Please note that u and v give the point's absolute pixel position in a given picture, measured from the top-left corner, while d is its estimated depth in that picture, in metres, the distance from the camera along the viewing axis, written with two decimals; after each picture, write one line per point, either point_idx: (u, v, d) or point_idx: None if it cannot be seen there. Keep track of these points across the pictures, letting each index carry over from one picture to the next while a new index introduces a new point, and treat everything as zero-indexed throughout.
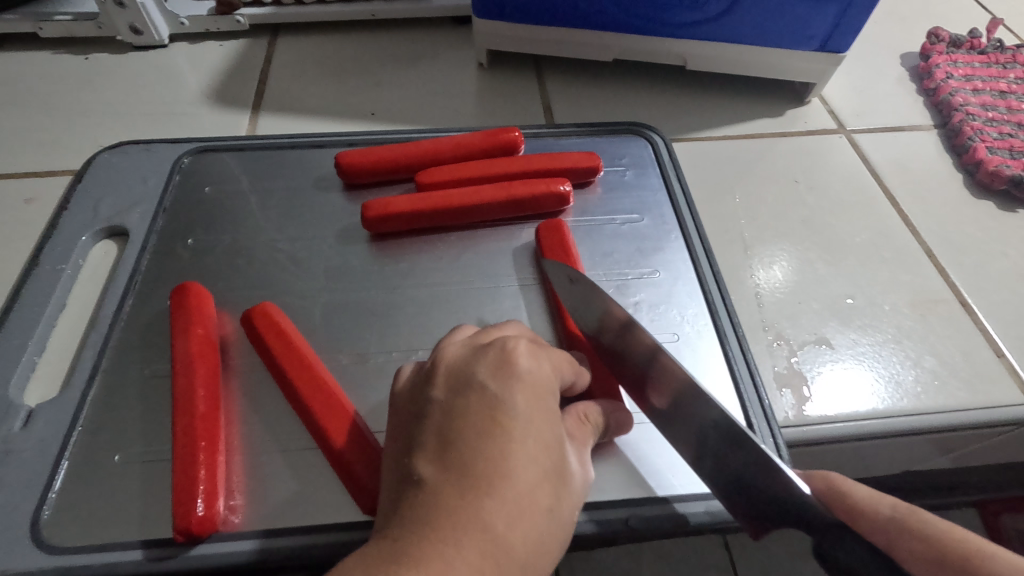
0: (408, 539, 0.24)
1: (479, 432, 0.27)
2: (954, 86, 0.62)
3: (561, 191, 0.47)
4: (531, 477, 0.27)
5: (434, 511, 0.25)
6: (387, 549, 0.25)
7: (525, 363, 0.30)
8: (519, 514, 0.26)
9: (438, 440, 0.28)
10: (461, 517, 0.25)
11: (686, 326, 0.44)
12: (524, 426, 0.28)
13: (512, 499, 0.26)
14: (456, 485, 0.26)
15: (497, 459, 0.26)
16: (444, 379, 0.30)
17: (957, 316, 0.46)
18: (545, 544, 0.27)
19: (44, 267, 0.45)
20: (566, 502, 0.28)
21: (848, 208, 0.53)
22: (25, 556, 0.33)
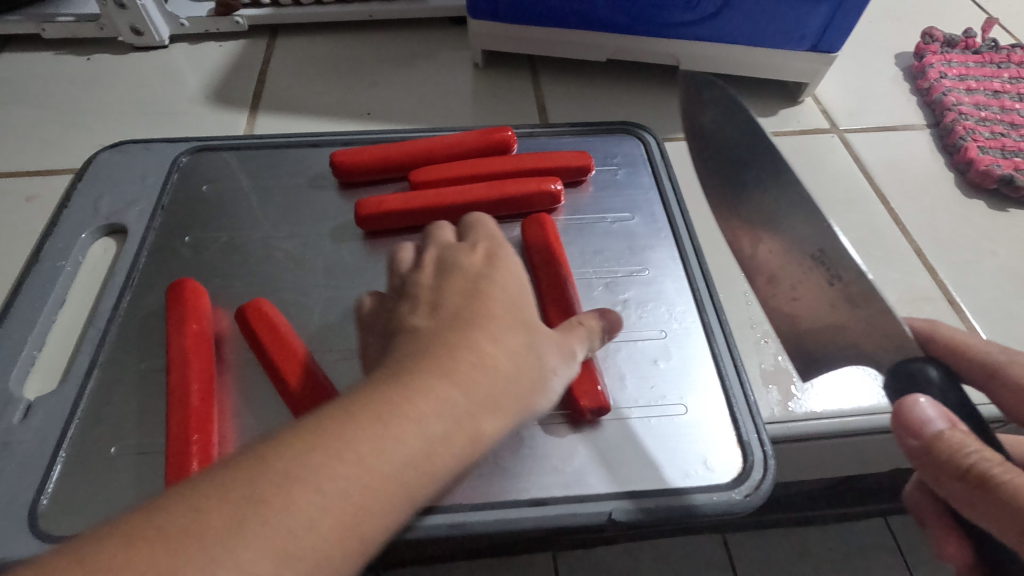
0: (403, 360, 0.28)
1: (433, 303, 0.32)
2: (948, 86, 0.62)
3: (552, 189, 0.48)
4: (482, 318, 0.30)
5: (396, 358, 0.28)
6: (357, 389, 0.27)
7: (476, 259, 0.35)
8: (498, 336, 0.30)
9: (427, 302, 0.33)
10: (420, 354, 0.28)
11: (674, 323, 0.44)
12: (498, 290, 0.33)
13: (489, 329, 0.30)
14: (442, 323, 0.30)
15: (475, 306, 0.31)
16: (405, 292, 0.35)
17: (944, 313, 0.46)
18: (509, 367, 0.29)
19: (45, 263, 0.46)
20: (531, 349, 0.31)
21: (838, 206, 0.54)
22: (24, 544, 0.34)
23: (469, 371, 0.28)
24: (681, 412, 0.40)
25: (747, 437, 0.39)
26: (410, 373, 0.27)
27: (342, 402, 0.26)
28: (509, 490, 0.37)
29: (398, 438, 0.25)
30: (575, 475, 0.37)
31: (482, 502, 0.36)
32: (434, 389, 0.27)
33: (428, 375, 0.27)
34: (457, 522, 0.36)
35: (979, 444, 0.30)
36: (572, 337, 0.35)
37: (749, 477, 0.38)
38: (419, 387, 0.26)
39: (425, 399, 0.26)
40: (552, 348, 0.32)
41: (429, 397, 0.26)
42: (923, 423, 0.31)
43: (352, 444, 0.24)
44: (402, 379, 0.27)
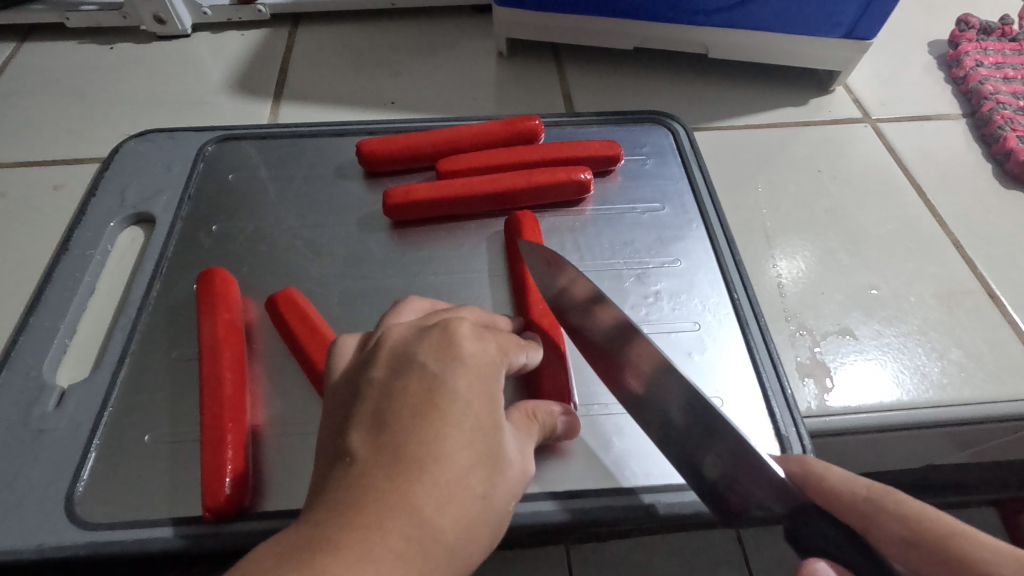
0: (330, 531, 0.23)
1: (416, 415, 0.26)
2: (984, 74, 0.60)
3: (581, 178, 0.47)
4: (463, 462, 0.25)
5: (360, 499, 0.24)
6: (308, 538, 0.23)
7: (474, 350, 0.28)
8: (448, 494, 0.25)
9: (375, 417, 0.26)
10: (388, 506, 0.24)
11: (707, 315, 0.43)
12: (464, 413, 0.26)
13: (443, 486, 0.25)
14: (381, 472, 0.24)
15: (431, 446, 0.25)
16: (386, 359, 0.28)
17: (983, 307, 0.45)
18: (477, 523, 0.26)
19: (74, 252, 0.46)
20: (502, 488, 0.27)
21: (873, 198, 0.52)
22: (59, 531, 0.34)
23: (408, 559, 0.23)
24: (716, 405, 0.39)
25: (784, 431, 0.38)
26: (333, 565, 0.22)
27: (289, 566, 0.22)
28: (545, 481, 0.37)
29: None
30: (611, 467, 0.37)
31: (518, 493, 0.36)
32: (406, 552, 0.23)
33: (352, 569, 0.22)
34: None
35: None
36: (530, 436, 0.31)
37: None
38: None
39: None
40: (509, 490, 0.28)
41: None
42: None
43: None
44: (325, 571, 0.22)
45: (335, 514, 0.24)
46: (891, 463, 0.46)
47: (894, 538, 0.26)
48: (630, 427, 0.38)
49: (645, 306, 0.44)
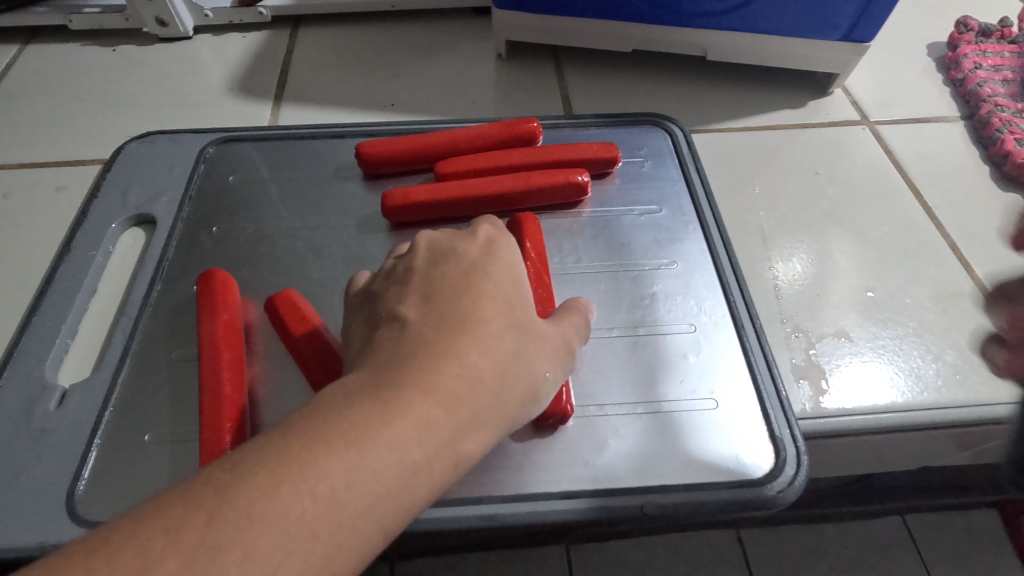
0: (386, 368, 0.29)
1: (455, 287, 0.34)
2: (983, 76, 0.60)
3: (579, 181, 0.48)
4: (491, 310, 0.33)
5: (410, 343, 0.30)
6: (372, 375, 0.29)
7: (500, 246, 0.38)
8: (486, 348, 0.31)
9: (420, 294, 0.34)
10: (434, 348, 0.30)
11: (703, 317, 0.44)
12: (494, 280, 0.35)
13: (481, 337, 0.31)
14: (434, 327, 0.31)
15: (470, 306, 0.32)
16: (425, 251, 0.37)
17: (978, 309, 0.45)
18: (511, 376, 0.31)
19: (76, 253, 0.47)
20: (534, 353, 0.33)
21: (869, 199, 0.53)
22: (60, 529, 0.34)
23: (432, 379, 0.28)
24: (712, 407, 0.39)
25: (778, 432, 0.38)
26: (359, 405, 0.27)
27: (361, 389, 0.28)
28: (539, 482, 0.37)
29: (344, 475, 0.25)
30: (606, 468, 0.37)
31: (512, 494, 0.36)
32: (434, 395, 0.28)
33: (408, 389, 0.28)
34: (489, 513, 0.36)
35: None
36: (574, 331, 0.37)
37: (782, 473, 0.37)
38: (405, 403, 0.27)
39: (386, 428, 0.26)
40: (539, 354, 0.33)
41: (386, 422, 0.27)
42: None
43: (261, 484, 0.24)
44: (385, 391, 0.28)
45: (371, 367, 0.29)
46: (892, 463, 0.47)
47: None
48: (625, 429, 0.38)
49: (641, 308, 0.44)
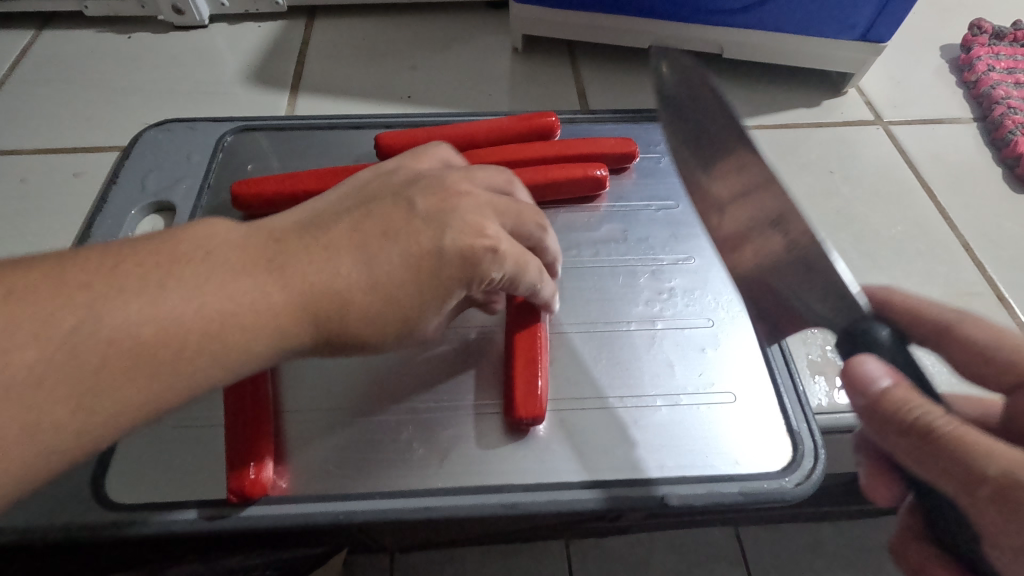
0: (339, 226, 0.31)
1: (451, 235, 0.32)
2: (996, 78, 0.61)
3: (596, 175, 0.48)
4: (402, 258, 0.31)
5: (380, 227, 0.31)
6: (365, 229, 0.31)
7: (488, 235, 0.33)
8: (365, 262, 0.30)
9: (320, 207, 0.33)
10: (399, 228, 0.31)
11: (720, 312, 0.44)
12: (429, 241, 0.31)
13: (371, 265, 0.30)
14: (362, 235, 0.31)
15: (388, 243, 0.31)
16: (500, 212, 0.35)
17: (991, 309, 0.46)
18: (385, 310, 0.31)
19: (97, 238, 0.47)
20: (427, 302, 0.31)
21: (882, 198, 0.53)
22: (87, 510, 0.35)
23: (453, 294, 0.32)
24: (729, 400, 0.40)
25: (796, 426, 0.39)
26: (186, 260, 0.27)
27: (311, 235, 0.30)
28: (559, 470, 0.37)
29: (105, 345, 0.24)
30: (626, 458, 0.37)
31: (533, 482, 0.37)
32: (380, 252, 0.30)
33: (354, 248, 0.30)
34: (511, 501, 0.36)
35: (923, 399, 0.29)
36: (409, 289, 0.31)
37: (800, 465, 0.37)
38: (355, 255, 0.30)
39: (340, 262, 0.30)
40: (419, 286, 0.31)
41: (225, 293, 0.27)
42: (868, 381, 0.30)
43: (36, 311, 0.24)
44: (332, 238, 0.30)
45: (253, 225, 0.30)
46: None
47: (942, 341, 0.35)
48: (645, 420, 0.39)
49: (659, 302, 0.44)
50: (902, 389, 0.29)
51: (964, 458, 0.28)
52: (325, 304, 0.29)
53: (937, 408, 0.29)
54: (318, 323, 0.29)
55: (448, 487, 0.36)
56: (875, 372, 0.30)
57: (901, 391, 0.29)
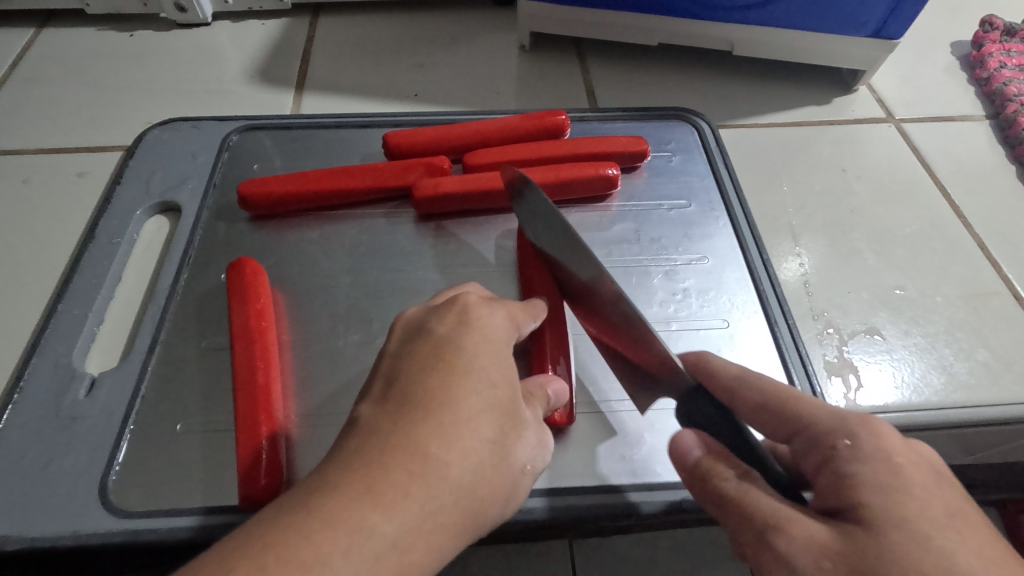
0: (382, 423, 0.27)
1: (427, 365, 0.29)
2: (1009, 75, 0.60)
3: (608, 174, 0.47)
4: (483, 405, 0.28)
5: (420, 391, 0.28)
6: (409, 403, 0.27)
7: (481, 318, 0.32)
8: (452, 440, 0.26)
9: (383, 384, 0.29)
10: (434, 394, 0.27)
11: (736, 312, 0.43)
12: (480, 375, 0.29)
13: (462, 424, 0.27)
14: (410, 406, 0.27)
15: (452, 391, 0.28)
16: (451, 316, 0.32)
17: (1009, 308, 0.45)
18: (486, 474, 0.27)
19: (101, 240, 0.46)
20: (514, 443, 0.29)
21: (896, 197, 0.52)
22: (94, 517, 0.34)
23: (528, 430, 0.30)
24: None
25: None
26: (342, 528, 0.23)
27: (388, 414, 0.27)
28: (574, 475, 0.37)
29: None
30: (642, 462, 0.37)
31: (552, 488, 0.36)
32: (470, 419, 0.27)
33: (425, 429, 0.26)
34: (528, 506, 0.36)
35: (729, 467, 0.28)
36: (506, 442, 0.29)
37: None
38: (430, 438, 0.26)
39: (419, 459, 0.26)
40: (524, 444, 0.30)
41: (383, 527, 0.24)
42: (683, 453, 0.30)
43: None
44: (403, 429, 0.26)
45: (324, 484, 0.25)
46: None
47: (758, 409, 0.31)
48: (662, 422, 0.39)
49: (673, 302, 0.44)
50: (711, 457, 0.29)
51: (749, 522, 0.26)
52: (470, 501, 0.27)
53: (732, 473, 0.28)
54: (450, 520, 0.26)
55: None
56: (689, 444, 0.30)
57: (710, 460, 0.29)
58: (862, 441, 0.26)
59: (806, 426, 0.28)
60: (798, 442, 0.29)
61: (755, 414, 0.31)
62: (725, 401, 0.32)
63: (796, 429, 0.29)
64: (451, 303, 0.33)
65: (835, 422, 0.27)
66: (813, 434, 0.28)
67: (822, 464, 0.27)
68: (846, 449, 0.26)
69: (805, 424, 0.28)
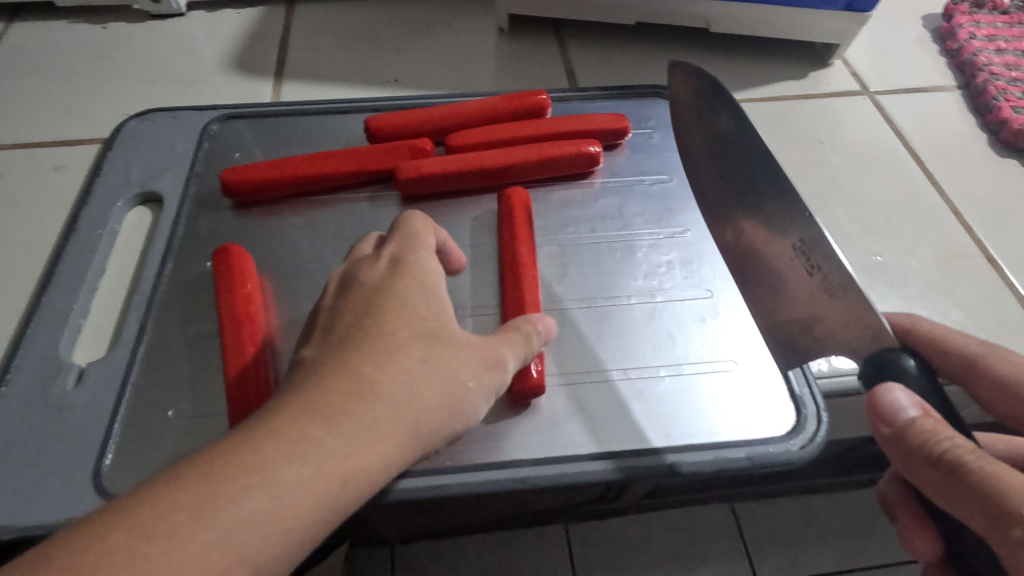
0: (321, 359, 0.29)
1: (356, 310, 0.31)
2: (978, 46, 0.61)
3: (589, 152, 0.48)
4: (407, 334, 0.30)
5: (353, 330, 0.30)
6: (340, 342, 0.30)
7: (407, 261, 0.34)
8: (382, 363, 0.29)
9: (323, 331, 0.31)
10: (365, 329, 0.30)
11: (718, 282, 0.44)
12: (404, 310, 0.31)
13: (390, 351, 0.29)
14: (339, 346, 0.30)
15: (380, 324, 0.30)
16: (378, 264, 0.34)
17: (981, 270, 0.47)
18: (421, 391, 0.29)
19: (82, 231, 0.46)
20: (453, 363, 0.31)
21: (872, 167, 0.54)
22: (89, 503, 0.34)
23: (470, 355, 0.32)
24: (731, 367, 0.40)
25: (799, 391, 0.39)
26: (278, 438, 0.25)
27: (323, 356, 0.29)
28: (560, 446, 0.37)
29: (254, 530, 0.23)
30: (632, 430, 0.38)
31: (544, 456, 0.37)
32: (398, 348, 0.29)
33: (356, 359, 0.29)
34: (520, 476, 0.36)
35: (951, 431, 0.28)
36: (444, 366, 0.30)
37: (803, 429, 0.38)
38: (357, 367, 0.28)
39: (350, 385, 0.28)
40: (463, 360, 0.31)
41: (317, 440, 0.26)
42: (895, 411, 0.29)
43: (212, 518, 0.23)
44: (336, 362, 0.29)
45: (271, 409, 0.27)
46: None
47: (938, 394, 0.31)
48: (649, 392, 0.39)
49: (657, 275, 0.45)
50: (930, 419, 0.28)
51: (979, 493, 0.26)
52: (407, 414, 0.28)
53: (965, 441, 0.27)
54: (389, 435, 0.27)
55: (467, 463, 0.36)
56: (903, 401, 0.29)
57: (930, 422, 0.28)
58: None
59: None
60: None
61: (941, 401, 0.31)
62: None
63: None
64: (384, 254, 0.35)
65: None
66: None
67: None
68: None
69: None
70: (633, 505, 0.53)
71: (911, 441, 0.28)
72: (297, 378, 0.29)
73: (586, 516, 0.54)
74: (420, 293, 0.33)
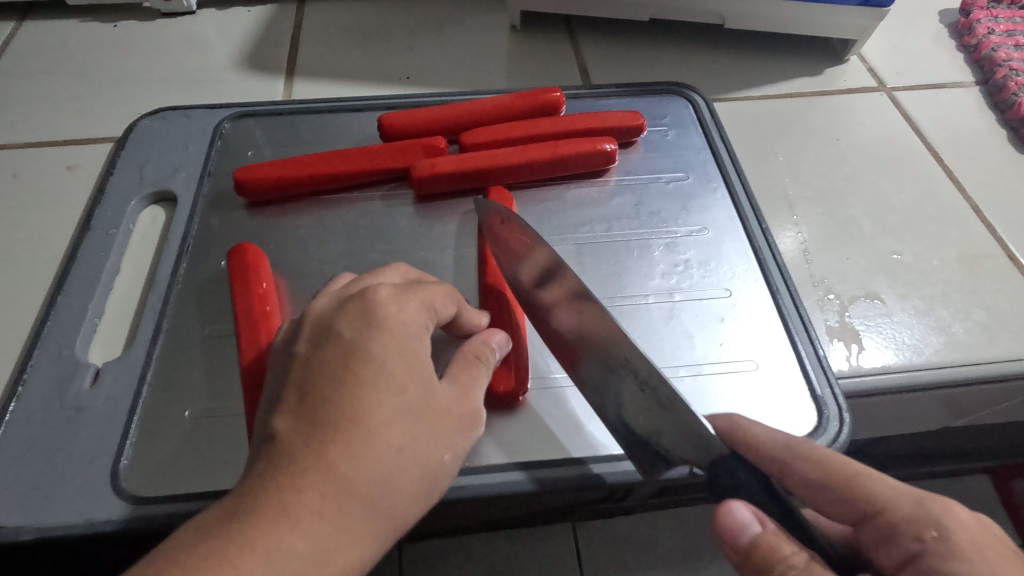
0: (297, 443, 0.27)
1: (332, 379, 0.29)
2: (997, 41, 0.61)
3: (606, 149, 0.47)
4: (392, 415, 0.28)
5: (329, 411, 0.28)
6: (317, 422, 0.27)
7: (388, 314, 0.31)
8: (363, 456, 0.27)
9: (295, 396, 0.29)
10: (346, 409, 0.28)
11: (737, 282, 0.44)
12: (389, 385, 0.29)
13: (372, 439, 0.27)
14: (312, 429, 0.27)
15: (362, 404, 0.28)
16: (352, 315, 0.31)
17: (1004, 269, 0.46)
18: (400, 478, 0.28)
19: (97, 231, 0.45)
20: (434, 441, 0.30)
21: (891, 165, 0.53)
22: (107, 505, 0.34)
23: (448, 424, 0.31)
24: (751, 368, 0.40)
25: (820, 390, 0.39)
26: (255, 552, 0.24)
27: (299, 437, 0.27)
28: (578, 447, 0.37)
29: None
30: None
31: (562, 457, 0.37)
32: (382, 433, 0.28)
33: (334, 449, 0.27)
34: (538, 477, 0.36)
35: (793, 546, 0.27)
36: (426, 448, 0.29)
37: (824, 430, 0.37)
38: (335, 460, 0.27)
39: (328, 481, 0.26)
40: (443, 435, 0.30)
41: (297, 548, 0.25)
42: (738, 530, 0.28)
43: None
44: (315, 451, 0.27)
45: (240, 510, 0.25)
46: (923, 425, 0.47)
47: (813, 486, 0.30)
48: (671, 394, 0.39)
49: (675, 274, 0.44)
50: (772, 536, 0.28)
51: None
52: (385, 506, 0.27)
53: (799, 553, 0.27)
54: (367, 530, 0.27)
55: (495, 464, 0.36)
56: (745, 519, 0.28)
57: (770, 541, 0.28)
58: (948, 531, 0.27)
59: (876, 512, 0.28)
60: (862, 527, 0.29)
61: (808, 487, 0.30)
62: (772, 472, 0.31)
63: (866, 513, 0.29)
64: (357, 298, 0.31)
65: (916, 512, 0.27)
66: (881, 524, 0.28)
67: (901, 560, 0.27)
68: (933, 540, 0.27)
69: (877, 510, 0.28)
70: (641, 504, 0.52)
71: (757, 559, 0.28)
72: (266, 463, 0.27)
73: (591, 515, 0.53)
74: (406, 360, 0.30)
